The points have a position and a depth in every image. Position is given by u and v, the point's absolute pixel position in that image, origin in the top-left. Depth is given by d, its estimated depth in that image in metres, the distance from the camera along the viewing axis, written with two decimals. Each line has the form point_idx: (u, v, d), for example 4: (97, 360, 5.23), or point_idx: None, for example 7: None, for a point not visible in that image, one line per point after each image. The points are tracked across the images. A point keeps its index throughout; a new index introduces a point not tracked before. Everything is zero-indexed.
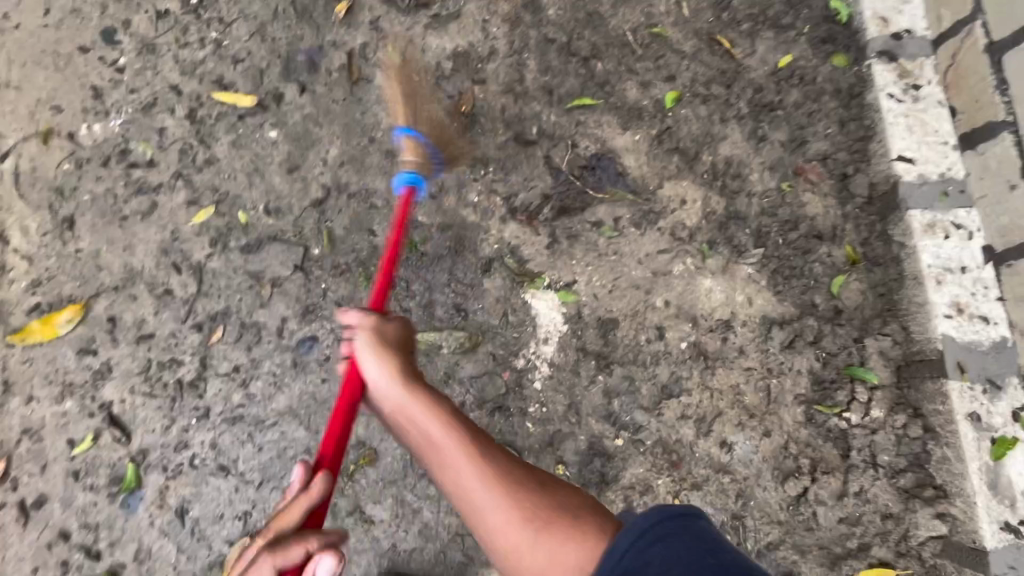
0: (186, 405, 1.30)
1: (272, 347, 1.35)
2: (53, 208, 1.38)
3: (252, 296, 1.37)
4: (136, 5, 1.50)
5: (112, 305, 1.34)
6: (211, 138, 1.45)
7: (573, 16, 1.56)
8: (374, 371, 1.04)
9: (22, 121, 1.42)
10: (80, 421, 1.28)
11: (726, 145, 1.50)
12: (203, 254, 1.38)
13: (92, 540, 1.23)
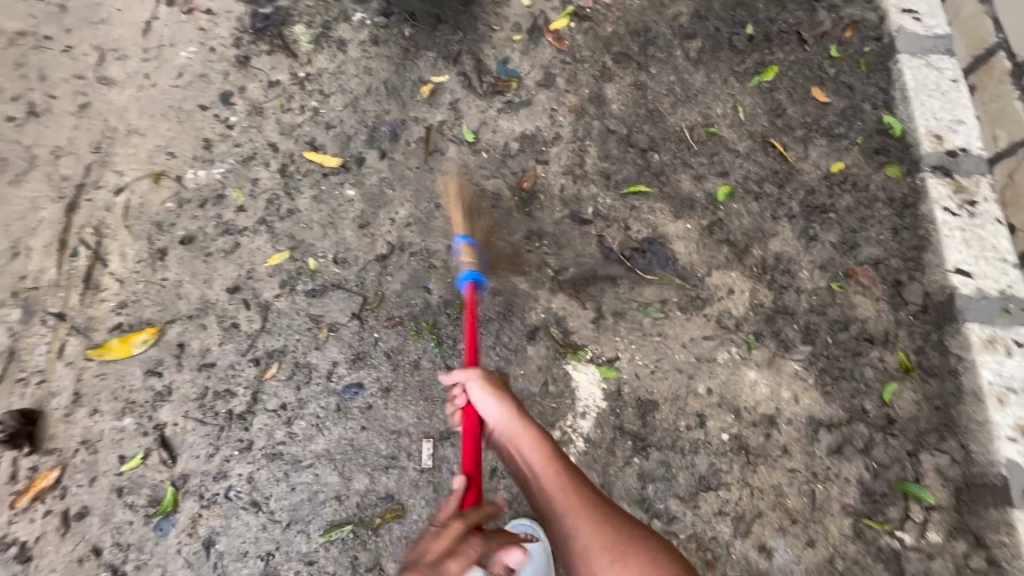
0: (232, 435, 1.36)
1: (319, 388, 1.40)
2: (150, 239, 1.54)
3: (310, 338, 1.45)
4: (253, 75, 1.74)
5: (184, 333, 1.44)
6: (296, 191, 1.60)
7: (635, 112, 1.69)
8: (490, 412, 1.13)
9: (140, 162, 1.62)
10: (134, 439, 1.35)
11: (775, 241, 1.54)
12: (272, 293, 1.49)
13: (120, 560, 1.26)
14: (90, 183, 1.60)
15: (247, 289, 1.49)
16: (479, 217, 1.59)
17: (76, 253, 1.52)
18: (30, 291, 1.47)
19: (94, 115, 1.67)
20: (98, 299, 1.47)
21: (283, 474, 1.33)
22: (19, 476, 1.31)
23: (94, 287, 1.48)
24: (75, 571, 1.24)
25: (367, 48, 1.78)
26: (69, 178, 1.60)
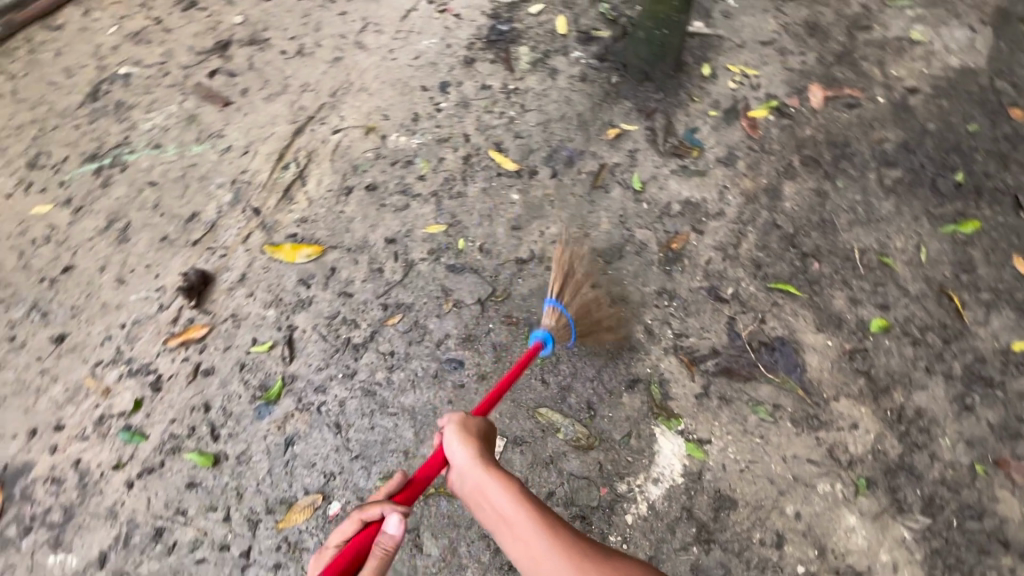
0: (342, 359, 1.50)
1: (426, 351, 1.51)
2: (343, 177, 1.78)
3: (435, 305, 1.58)
4: (473, 75, 1.98)
5: (338, 260, 1.64)
6: (470, 180, 1.78)
7: (807, 216, 1.67)
8: (458, 458, 1.01)
9: (360, 115, 1.90)
10: (269, 329, 1.54)
11: (917, 395, 1.41)
12: (418, 255, 1.65)
13: (220, 423, 1.42)
14: (317, 117, 1.90)
15: (400, 244, 1.67)
16: (620, 258, 1.64)
17: (285, 167, 1.80)
18: (242, 183, 1.76)
19: (340, 68, 2.00)
20: (287, 208, 1.73)
21: (369, 412, 1.44)
22: (178, 321, 1.54)
23: (288, 198, 1.75)
24: (185, 415, 1.42)
25: (574, 83, 1.95)
26: (303, 109, 1.91)
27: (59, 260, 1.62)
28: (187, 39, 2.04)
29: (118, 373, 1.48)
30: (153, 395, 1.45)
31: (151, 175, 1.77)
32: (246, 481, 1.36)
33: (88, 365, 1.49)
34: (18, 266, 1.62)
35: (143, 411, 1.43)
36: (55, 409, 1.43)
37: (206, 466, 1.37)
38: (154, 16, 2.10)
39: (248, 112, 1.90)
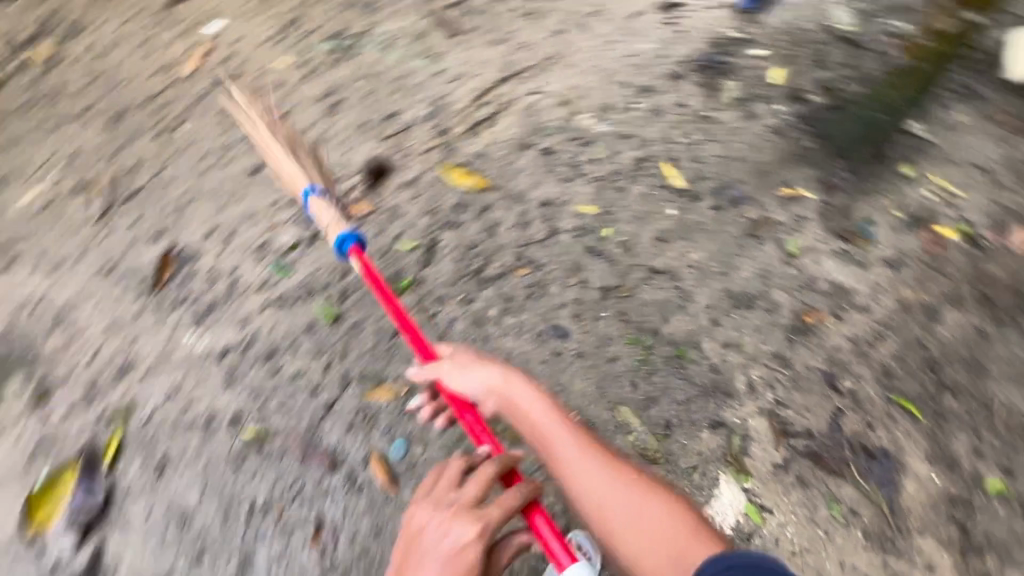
0: (466, 288, 1.67)
1: (539, 310, 1.65)
2: (526, 134, 1.88)
3: (563, 275, 1.68)
4: (677, 83, 1.93)
5: (496, 206, 1.76)
6: (640, 180, 1.82)
7: (962, 350, 1.57)
8: (474, 388, 1.24)
9: (562, 81, 1.95)
10: (418, 232, 1.72)
11: (1004, 570, 1.41)
12: (566, 231, 1.74)
13: (348, 288, 1.59)
14: (519, 71, 1.95)
15: (554, 214, 1.76)
16: (753, 311, 1.64)
17: (480, 101, 1.90)
18: (439, 104, 1.90)
19: (557, 19, 2.01)
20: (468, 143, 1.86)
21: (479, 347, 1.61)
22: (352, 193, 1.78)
23: (473, 133, 1.87)
24: (323, 270, 1.61)
25: (777, 120, 1.88)
26: (512, 52, 1.98)
27: (269, 107, 1.81)
28: None
29: (284, 221, 1.66)
30: (306, 252, 1.63)
31: (365, 67, 1.93)
32: (357, 358, 1.54)
33: (262, 204, 1.68)
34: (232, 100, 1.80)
35: (295, 261, 1.63)
36: (232, 219, 1.67)
37: (329, 328, 1.56)
38: None
39: (462, 37, 2.00)
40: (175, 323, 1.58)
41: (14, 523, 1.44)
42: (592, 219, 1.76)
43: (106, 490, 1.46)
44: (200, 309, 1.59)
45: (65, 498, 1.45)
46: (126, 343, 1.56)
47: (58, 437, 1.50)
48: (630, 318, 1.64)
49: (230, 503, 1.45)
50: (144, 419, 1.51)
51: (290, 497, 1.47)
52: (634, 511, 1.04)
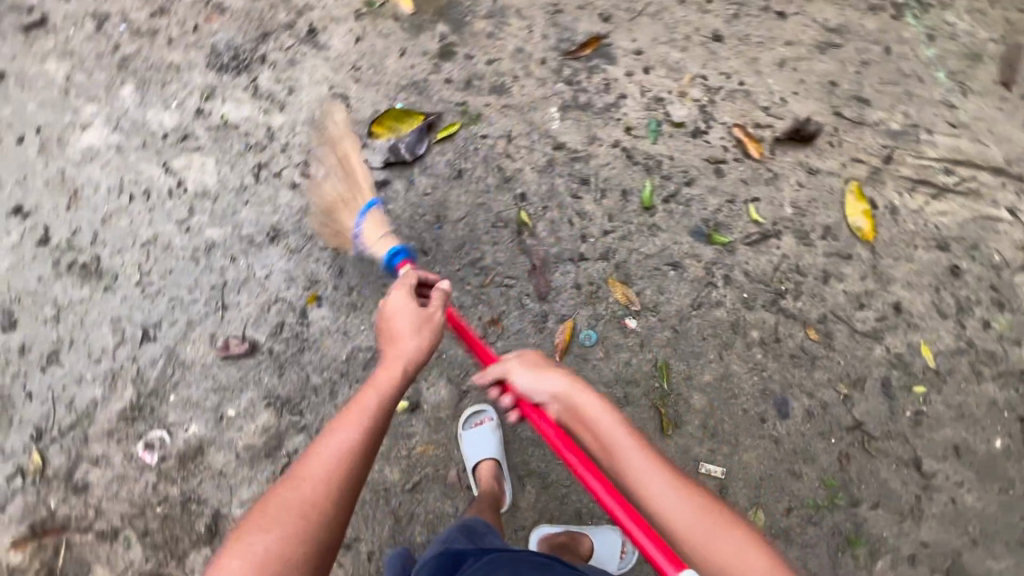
0: (592, 225, 1.85)
1: (642, 277, 1.82)
2: (724, 90, 1.98)
3: (680, 264, 1.83)
4: (890, 196, 1.91)
5: (666, 152, 1.91)
6: (794, 192, 1.90)
7: (977, 554, 1.68)
8: (548, 390, 1.24)
9: (780, 124, 1.95)
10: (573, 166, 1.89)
11: None
12: (703, 207, 1.87)
13: (497, 177, 1.87)
14: (749, 85, 1.99)
15: (705, 187, 1.89)
16: (802, 387, 1.77)
17: (702, 14, 2.04)
18: (670, 5, 2.04)
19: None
20: (680, 78, 1.98)
21: (577, 247, 1.83)
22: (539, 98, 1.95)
23: (686, 65, 2.00)
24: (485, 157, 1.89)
25: (948, 198, 1.91)
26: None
27: None
28: None
29: (481, 34, 1.98)
30: (500, 95, 1.94)
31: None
32: (497, 212, 1.85)
33: (469, 8, 2.01)
34: None
35: (489, 99, 1.93)
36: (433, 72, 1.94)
37: (493, 183, 1.86)
38: None
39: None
40: (373, 70, 1.93)
41: (212, 173, 1.83)
42: (734, 209, 1.87)
43: (289, 211, 1.81)
44: (399, 80, 1.93)
45: (255, 184, 1.83)
46: (325, 54, 1.93)
47: (264, 116, 1.87)
48: (697, 302, 1.80)
49: (376, 273, 1.78)
50: None
51: None
52: (655, 475, 1.04)
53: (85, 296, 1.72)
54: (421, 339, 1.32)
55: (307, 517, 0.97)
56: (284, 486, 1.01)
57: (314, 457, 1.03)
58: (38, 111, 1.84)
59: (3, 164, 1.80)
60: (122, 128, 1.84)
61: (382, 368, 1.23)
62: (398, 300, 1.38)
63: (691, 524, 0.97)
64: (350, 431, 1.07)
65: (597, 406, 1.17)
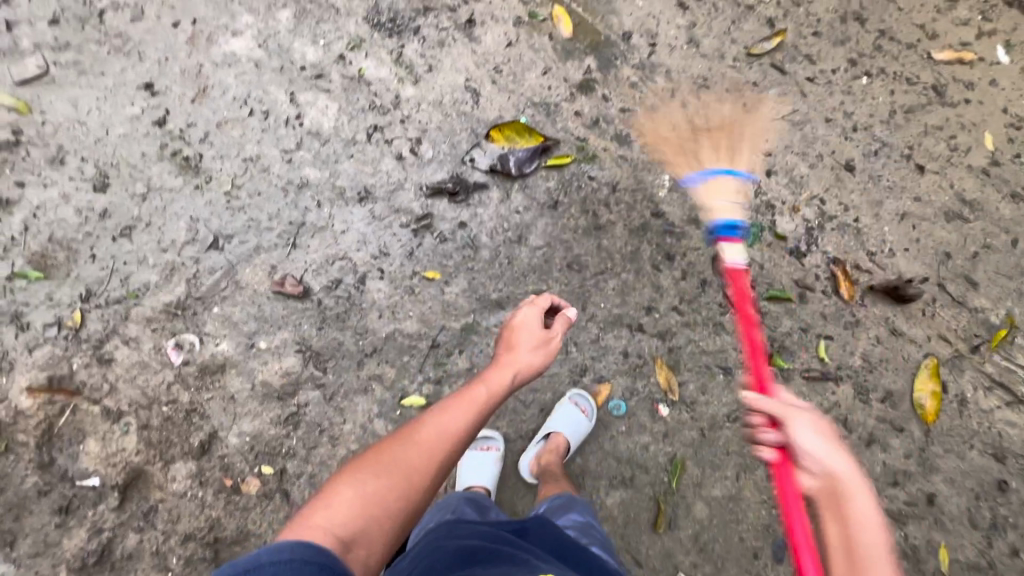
0: (660, 300, 1.82)
1: (689, 369, 1.78)
2: (837, 220, 1.94)
3: (731, 371, 1.79)
4: (964, 385, 1.83)
5: (759, 259, 1.88)
6: (868, 345, 1.84)
7: None
8: (836, 464, 0.99)
9: (878, 273, 1.90)
10: (664, 238, 1.87)
11: None
12: (774, 325, 1.83)
13: (590, 221, 1.86)
14: (863, 224, 1.94)
15: (784, 306, 1.85)
16: None
17: (843, 139, 2.00)
18: (815, 119, 2.01)
19: (964, 134, 2.03)
20: (798, 192, 1.95)
21: (638, 316, 1.81)
22: (657, 160, 1.93)
23: (808, 182, 1.96)
24: (585, 197, 1.88)
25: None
26: (914, 91, 2.05)
27: (675, 38, 2.04)
28: (911, 69, 2.07)
29: (624, 80, 1.99)
30: (621, 145, 1.94)
31: (807, 4, 2.10)
32: (575, 254, 1.84)
33: (621, 51, 2.02)
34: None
35: (609, 144, 1.93)
36: (567, 101, 1.96)
37: (584, 225, 1.86)
38: (930, 33, 2.10)
39: (891, 51, 2.08)
40: (512, 77, 1.96)
41: (330, 117, 1.87)
42: (805, 338, 1.82)
43: (384, 179, 1.84)
44: (532, 96, 1.95)
45: (364, 143, 1.86)
46: (474, 46, 1.97)
47: (396, 84, 1.91)
48: (734, 415, 1.76)
49: (443, 267, 1.79)
50: (438, 169, 1.86)
51: (468, 293, 1.78)
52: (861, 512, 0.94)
53: (176, 187, 1.78)
54: (539, 357, 1.28)
55: (408, 480, 1.00)
56: (397, 443, 1.04)
57: (426, 427, 1.06)
58: (201, 4, 1.92)
59: (152, 40, 1.88)
60: (267, 47, 1.91)
61: (497, 367, 1.23)
62: (531, 315, 1.34)
63: (859, 543, 0.91)
64: (460, 416, 1.10)
65: (847, 472, 0.99)
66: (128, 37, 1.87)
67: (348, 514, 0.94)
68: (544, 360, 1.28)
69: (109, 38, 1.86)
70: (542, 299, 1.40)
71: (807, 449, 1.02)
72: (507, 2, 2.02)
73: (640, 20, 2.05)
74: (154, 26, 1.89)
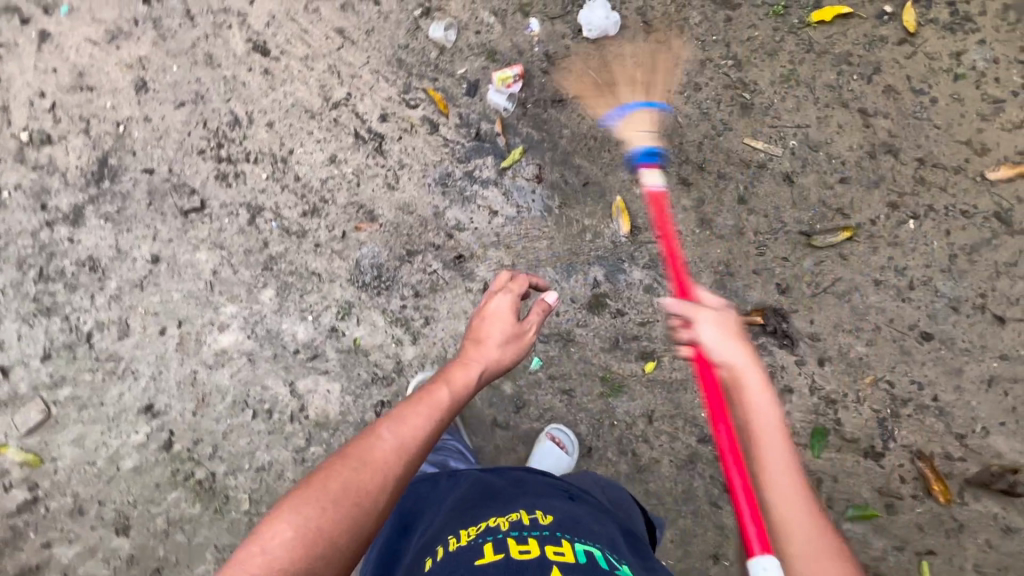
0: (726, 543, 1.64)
1: None
2: (913, 403, 1.69)
3: None
4: None
5: (831, 470, 1.67)
6: (978, 553, 1.60)
7: None
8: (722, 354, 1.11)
9: (974, 460, 1.65)
10: (717, 468, 1.68)
11: None
12: (865, 550, 1.63)
13: (633, 464, 1.69)
14: (944, 402, 1.69)
15: (870, 524, 1.64)
16: None
17: (901, 303, 1.74)
18: (863, 283, 1.76)
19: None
20: (860, 379, 1.72)
21: (707, 567, 1.64)
22: (692, 375, 1.73)
23: (870, 364, 1.72)
24: (622, 436, 1.71)
25: None
26: (972, 224, 1.77)
27: (684, 222, 1.83)
28: (964, 197, 1.79)
29: (637, 286, 1.80)
30: (651, 365, 1.74)
31: (826, 145, 1.85)
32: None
33: (628, 252, 1.82)
34: None
35: (636, 367, 1.75)
36: (579, 325, 1.78)
37: (625, 470, 1.69)
38: (979, 148, 1.82)
39: (936, 180, 1.81)
40: None
41: (335, 401, 1.76)
42: (900, 560, 1.61)
43: None
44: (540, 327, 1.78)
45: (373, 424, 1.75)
46: (470, 284, 1.82)
47: (395, 346, 1.78)
48: None
49: None
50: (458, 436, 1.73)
51: None
52: (769, 409, 1.04)
53: (195, 515, 1.71)
54: (508, 349, 1.34)
55: (361, 504, 1.00)
56: (346, 466, 1.03)
57: (381, 441, 1.06)
58: (183, 302, 1.84)
59: (142, 354, 1.81)
60: (257, 334, 1.81)
61: (458, 366, 1.27)
62: (501, 304, 1.40)
63: (760, 429, 1.03)
64: (416, 426, 1.11)
65: (759, 379, 1.07)
66: (118, 356, 1.81)
67: (292, 552, 0.93)
68: (513, 353, 1.34)
69: (101, 362, 1.81)
70: (514, 283, 1.45)
71: (707, 341, 1.12)
72: (493, 223, 1.86)
73: (641, 210, 1.85)
74: (142, 338, 1.82)
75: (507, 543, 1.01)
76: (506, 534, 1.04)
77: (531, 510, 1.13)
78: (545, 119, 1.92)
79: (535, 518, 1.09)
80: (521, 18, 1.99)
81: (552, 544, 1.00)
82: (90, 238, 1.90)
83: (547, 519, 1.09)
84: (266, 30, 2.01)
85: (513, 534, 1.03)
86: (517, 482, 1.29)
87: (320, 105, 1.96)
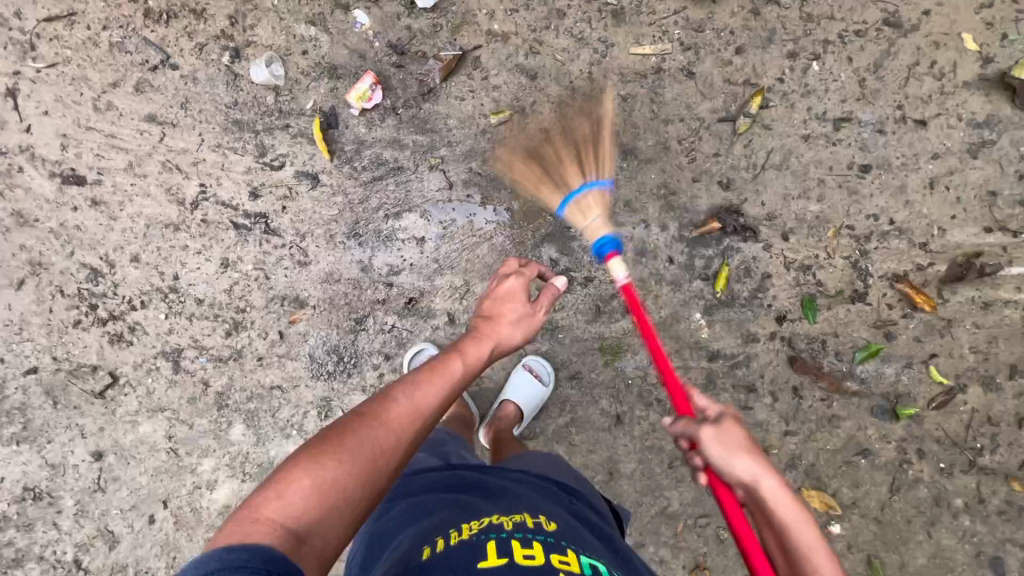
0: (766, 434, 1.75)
1: (834, 474, 1.75)
2: (875, 235, 1.76)
3: (867, 450, 1.75)
4: None
5: (828, 329, 1.75)
6: (971, 338, 1.75)
7: None
8: (740, 473, 0.95)
9: (941, 260, 1.75)
10: (734, 377, 1.74)
11: None
12: (883, 382, 1.76)
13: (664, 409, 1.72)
14: (901, 220, 1.76)
15: (880, 357, 1.76)
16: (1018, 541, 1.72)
17: (833, 148, 1.75)
18: (795, 145, 1.75)
19: (941, 53, 1.75)
20: (824, 235, 1.76)
21: None
22: (678, 306, 1.74)
23: (828, 218, 1.76)
24: (643, 390, 1.72)
25: None
26: (868, 41, 1.75)
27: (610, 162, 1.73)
28: (852, 18, 1.75)
29: None
30: (639, 315, 1.73)
31: (709, 20, 1.74)
32: (670, 449, 1.72)
33: None
34: (558, 140, 1.73)
35: (626, 322, 1.73)
36: (557, 309, 1.73)
37: (658, 419, 1.72)
38: None
39: (822, 11, 1.75)
40: None
41: None
42: (914, 375, 1.75)
43: None
44: None
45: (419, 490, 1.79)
46: (433, 321, 1.69)
47: None
48: (898, 485, 1.74)
49: None
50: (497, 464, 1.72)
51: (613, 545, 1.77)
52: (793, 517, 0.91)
53: None
54: (522, 330, 1.18)
55: (376, 466, 0.86)
56: (363, 422, 0.88)
57: (399, 404, 0.92)
58: (155, 482, 1.66)
59: (145, 551, 1.65)
60: (250, 474, 1.67)
61: (474, 340, 1.11)
62: (514, 283, 1.22)
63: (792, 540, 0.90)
64: (432, 393, 0.97)
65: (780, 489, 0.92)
66: (122, 565, 1.65)
67: (307, 502, 0.78)
68: (525, 337, 1.19)
69: None
70: (528, 266, 1.27)
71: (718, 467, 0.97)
72: (426, 252, 1.71)
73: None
74: (135, 536, 1.65)
75: (512, 546, 0.82)
76: (511, 536, 0.84)
77: (534, 513, 0.93)
78: (426, 118, 1.71)
79: (538, 521, 0.90)
80: (343, 15, 1.71)
81: (558, 556, 0.82)
82: (13, 470, 1.65)
83: (553, 526, 0.90)
84: (66, 154, 1.66)
85: (517, 537, 0.84)
86: (522, 484, 1.07)
87: (179, 212, 1.67)
